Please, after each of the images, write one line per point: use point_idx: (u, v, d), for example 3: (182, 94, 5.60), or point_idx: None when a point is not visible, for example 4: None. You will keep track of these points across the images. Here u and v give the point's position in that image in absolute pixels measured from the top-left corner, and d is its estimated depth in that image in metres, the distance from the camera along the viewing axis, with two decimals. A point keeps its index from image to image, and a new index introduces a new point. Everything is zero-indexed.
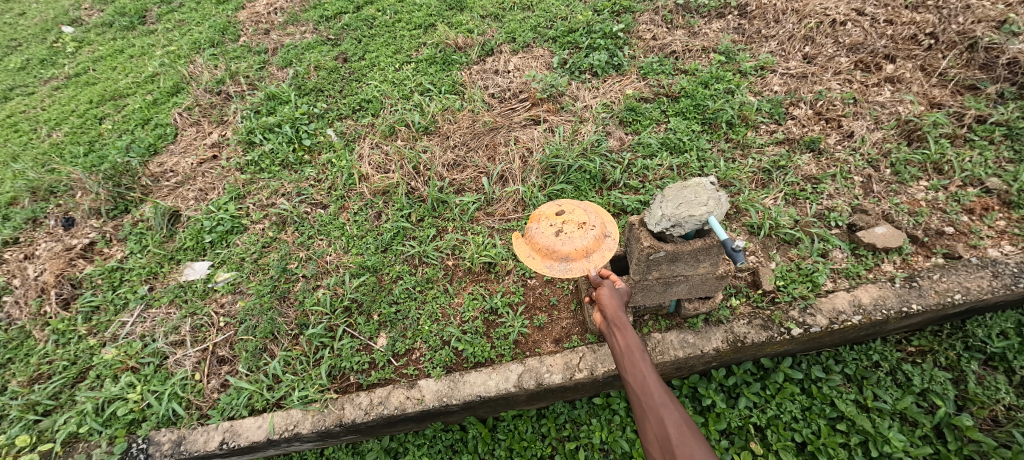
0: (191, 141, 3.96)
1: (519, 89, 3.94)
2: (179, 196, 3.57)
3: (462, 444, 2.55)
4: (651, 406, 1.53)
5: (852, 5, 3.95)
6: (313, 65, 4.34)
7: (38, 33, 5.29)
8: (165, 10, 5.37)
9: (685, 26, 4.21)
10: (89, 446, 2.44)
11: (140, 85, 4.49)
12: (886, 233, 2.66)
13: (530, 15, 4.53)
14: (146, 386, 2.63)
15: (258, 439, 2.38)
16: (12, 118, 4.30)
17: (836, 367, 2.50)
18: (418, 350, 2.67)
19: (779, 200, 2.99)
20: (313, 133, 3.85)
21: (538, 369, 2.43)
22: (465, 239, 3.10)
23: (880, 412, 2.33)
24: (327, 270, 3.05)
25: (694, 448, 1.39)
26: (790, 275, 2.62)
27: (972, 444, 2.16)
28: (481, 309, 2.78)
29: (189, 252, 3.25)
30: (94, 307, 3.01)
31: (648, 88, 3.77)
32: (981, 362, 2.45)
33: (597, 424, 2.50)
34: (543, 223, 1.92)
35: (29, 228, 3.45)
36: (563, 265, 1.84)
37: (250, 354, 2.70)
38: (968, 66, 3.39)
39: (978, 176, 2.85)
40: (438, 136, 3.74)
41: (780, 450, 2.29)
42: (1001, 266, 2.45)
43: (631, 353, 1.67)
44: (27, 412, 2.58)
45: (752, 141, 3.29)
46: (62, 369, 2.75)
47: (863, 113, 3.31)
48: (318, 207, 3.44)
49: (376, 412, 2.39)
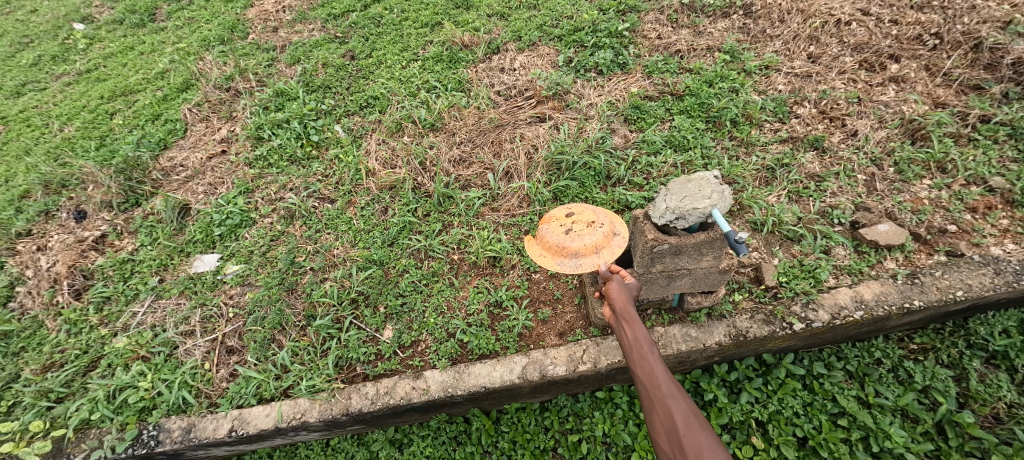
0: (201, 137, 4.01)
1: (525, 87, 3.98)
2: (188, 191, 3.63)
3: (465, 436, 2.59)
4: (657, 396, 1.55)
5: (857, 5, 3.97)
6: (322, 63, 4.38)
7: (50, 30, 5.36)
8: (175, 8, 5.42)
9: (690, 25, 4.23)
10: (101, 432, 2.49)
11: (151, 81, 4.55)
12: (889, 231, 2.68)
13: (536, 14, 4.57)
14: (157, 374, 2.67)
15: (266, 428, 2.43)
16: (25, 113, 4.37)
17: (839, 364, 2.52)
18: (423, 342, 2.70)
19: (783, 198, 3.01)
20: (321, 129, 3.90)
21: (542, 361, 2.46)
22: (470, 234, 3.15)
23: (882, 408, 2.35)
24: (335, 264, 3.10)
25: (702, 437, 1.40)
26: (792, 271, 2.64)
27: (973, 441, 2.17)
28: (486, 302, 2.82)
29: (198, 245, 3.30)
30: (106, 297, 3.06)
31: (653, 87, 3.80)
32: (983, 360, 2.45)
33: (600, 417, 2.53)
34: (553, 223, 1.97)
35: (41, 221, 3.50)
36: (573, 261, 1.86)
37: (259, 345, 2.74)
38: (974, 67, 3.40)
39: (982, 175, 2.86)
40: (444, 132, 3.76)
41: (781, 445, 2.30)
42: (1004, 264, 2.47)
43: (639, 345, 1.71)
44: (40, 398, 2.62)
45: (756, 139, 3.31)
46: (73, 358, 2.79)
47: (868, 112, 3.32)
48: (326, 201, 3.48)
49: (382, 401, 2.43)
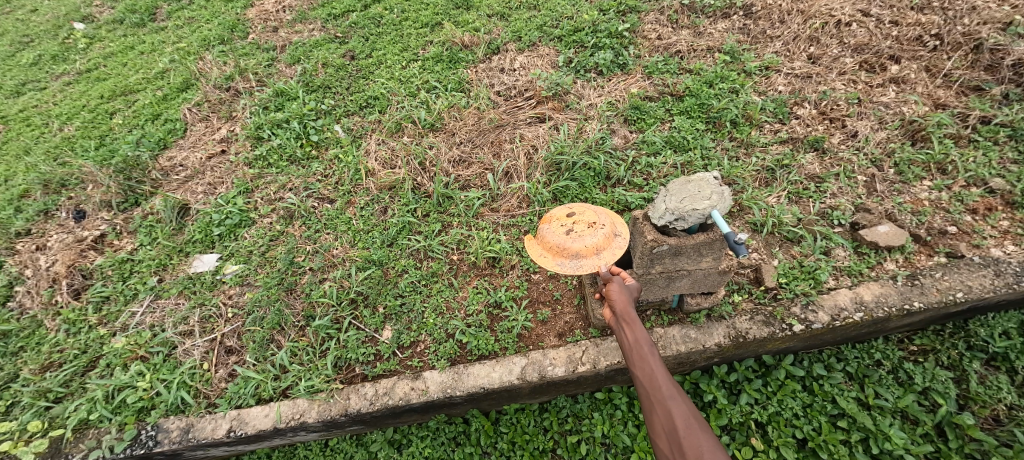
0: (200, 136, 4.01)
1: (525, 87, 3.97)
2: (188, 191, 3.62)
3: (464, 436, 2.59)
4: (657, 398, 1.55)
5: (857, 6, 3.96)
6: (322, 62, 4.38)
7: (50, 30, 5.36)
8: (176, 8, 5.41)
9: (690, 26, 4.23)
10: (100, 432, 2.48)
11: (151, 80, 4.55)
12: (889, 232, 2.67)
13: (536, 14, 4.57)
14: (156, 375, 2.67)
15: (264, 428, 2.43)
16: (25, 112, 4.37)
17: (838, 365, 2.52)
18: (423, 343, 2.70)
19: (782, 199, 3.01)
20: (321, 129, 3.90)
21: (541, 362, 2.46)
22: (469, 234, 3.14)
23: (881, 410, 2.34)
24: (334, 264, 3.09)
25: (702, 439, 1.39)
26: (792, 272, 2.64)
27: (973, 442, 2.17)
28: (485, 302, 2.82)
29: (198, 245, 3.29)
30: (105, 297, 3.06)
31: (653, 87, 3.79)
32: (983, 361, 2.45)
33: (599, 418, 2.52)
34: (554, 224, 1.97)
35: (40, 220, 3.50)
36: (574, 262, 1.86)
37: (258, 345, 2.74)
38: (974, 68, 3.40)
39: (982, 176, 2.86)
40: (444, 132, 3.76)
41: (781, 446, 2.30)
42: (1004, 265, 2.47)
43: (640, 346, 1.71)
44: (39, 398, 2.62)
45: (756, 140, 3.31)
46: (72, 358, 2.79)
47: (868, 113, 3.32)
48: (326, 201, 3.48)
49: (381, 402, 2.42)
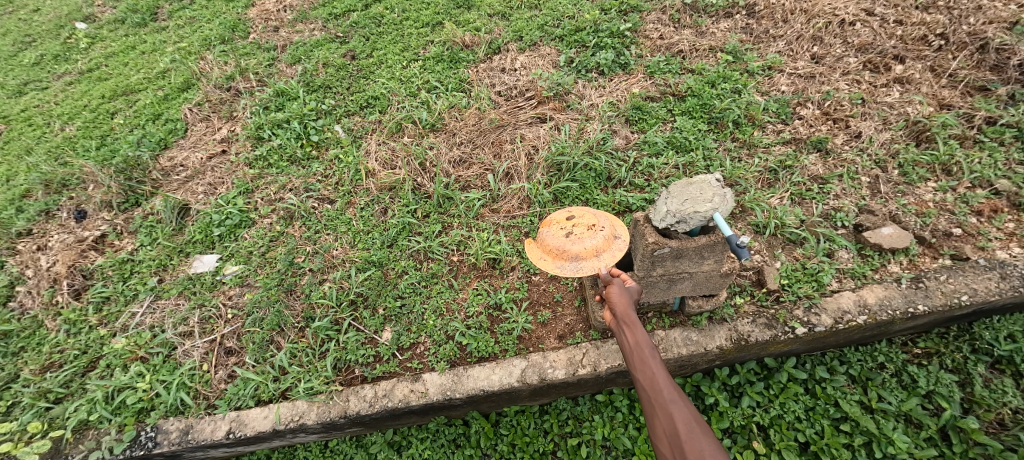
0: (201, 136, 4.00)
1: (526, 87, 3.96)
2: (188, 191, 3.62)
3: (464, 438, 2.58)
4: (659, 401, 1.53)
5: (862, 5, 3.93)
6: (322, 62, 4.37)
7: (51, 30, 5.36)
8: (177, 7, 5.41)
9: (692, 26, 4.21)
10: (100, 433, 2.48)
11: (151, 80, 4.55)
12: (893, 234, 2.65)
13: (537, 14, 4.54)
14: (155, 376, 2.66)
15: (264, 430, 2.42)
16: (26, 112, 4.37)
17: (841, 368, 2.49)
18: (422, 344, 2.68)
19: (785, 200, 2.99)
20: (321, 129, 3.89)
21: (541, 364, 2.44)
22: (470, 235, 3.13)
23: (885, 413, 2.32)
24: (333, 264, 3.09)
25: (703, 442, 1.38)
26: (795, 274, 2.62)
27: (977, 447, 2.15)
28: (485, 304, 2.80)
29: (198, 246, 3.29)
30: (105, 298, 3.06)
31: (654, 87, 3.77)
32: (988, 365, 2.42)
33: (600, 421, 2.51)
34: (554, 227, 1.95)
35: (41, 221, 3.50)
36: (573, 265, 1.85)
37: (257, 346, 2.73)
38: (980, 67, 3.36)
39: (987, 178, 2.83)
40: (444, 133, 3.75)
41: (783, 450, 2.29)
42: (1010, 268, 2.44)
43: (640, 348, 1.69)
44: (39, 399, 2.62)
45: (758, 141, 3.29)
46: (72, 358, 2.79)
47: (871, 113, 3.29)
48: (325, 202, 3.46)
49: (380, 404, 2.42)
